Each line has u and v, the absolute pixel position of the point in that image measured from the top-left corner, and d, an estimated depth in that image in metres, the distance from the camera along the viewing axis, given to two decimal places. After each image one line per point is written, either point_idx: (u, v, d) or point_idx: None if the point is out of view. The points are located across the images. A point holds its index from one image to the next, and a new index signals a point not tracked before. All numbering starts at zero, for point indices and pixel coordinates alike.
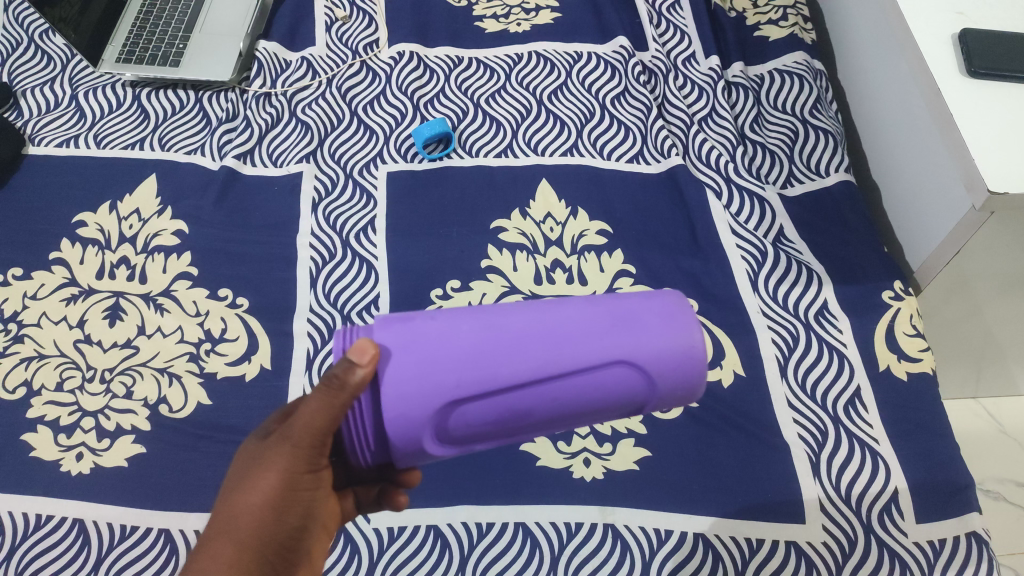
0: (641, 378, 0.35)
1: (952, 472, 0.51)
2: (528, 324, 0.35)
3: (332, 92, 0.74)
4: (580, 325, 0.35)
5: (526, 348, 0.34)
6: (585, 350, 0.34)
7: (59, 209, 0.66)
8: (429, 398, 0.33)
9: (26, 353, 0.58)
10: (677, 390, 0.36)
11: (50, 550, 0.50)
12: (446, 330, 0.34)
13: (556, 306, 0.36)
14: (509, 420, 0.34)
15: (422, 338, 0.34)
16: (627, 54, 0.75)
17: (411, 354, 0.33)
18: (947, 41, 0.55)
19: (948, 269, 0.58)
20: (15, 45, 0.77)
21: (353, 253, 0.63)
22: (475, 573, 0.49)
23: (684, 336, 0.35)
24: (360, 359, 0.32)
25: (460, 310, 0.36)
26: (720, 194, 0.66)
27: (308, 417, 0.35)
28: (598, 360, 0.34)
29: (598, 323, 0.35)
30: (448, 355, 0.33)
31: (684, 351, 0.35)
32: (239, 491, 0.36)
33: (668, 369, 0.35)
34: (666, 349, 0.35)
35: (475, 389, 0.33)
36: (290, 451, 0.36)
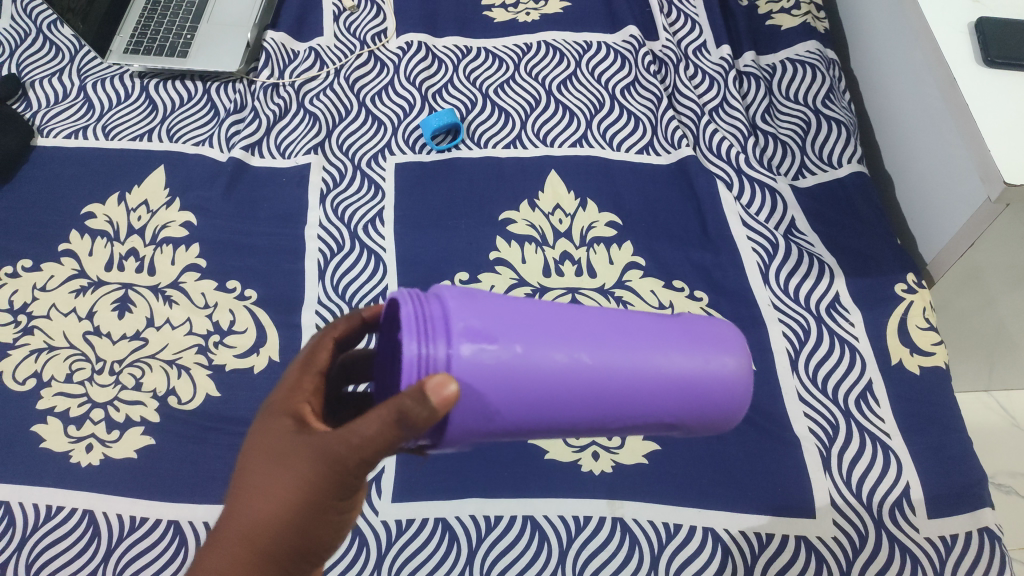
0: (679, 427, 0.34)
1: (964, 467, 0.51)
2: (606, 356, 0.32)
3: (339, 82, 0.73)
4: (654, 375, 0.32)
5: (591, 396, 0.32)
6: (645, 406, 0.32)
7: (68, 201, 0.66)
8: (492, 408, 0.31)
9: (36, 345, 0.58)
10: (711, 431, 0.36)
11: (61, 541, 0.50)
12: (517, 321, 0.32)
13: (632, 331, 0.33)
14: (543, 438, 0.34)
15: (494, 322, 0.32)
16: (637, 43, 0.74)
17: (480, 386, 0.30)
18: (964, 30, 0.54)
19: (962, 261, 0.57)
20: (24, 35, 0.77)
21: (361, 245, 0.63)
22: (483, 566, 0.49)
23: (739, 399, 0.34)
24: (438, 400, 0.29)
25: (536, 325, 0.32)
26: (731, 185, 0.65)
27: (349, 434, 0.33)
28: (653, 416, 0.33)
29: (662, 335, 0.33)
30: (523, 366, 0.31)
31: (736, 406, 0.34)
32: (257, 488, 0.35)
33: (725, 392, 0.33)
34: (728, 372, 0.33)
35: (538, 382, 0.31)
36: (318, 467, 0.34)
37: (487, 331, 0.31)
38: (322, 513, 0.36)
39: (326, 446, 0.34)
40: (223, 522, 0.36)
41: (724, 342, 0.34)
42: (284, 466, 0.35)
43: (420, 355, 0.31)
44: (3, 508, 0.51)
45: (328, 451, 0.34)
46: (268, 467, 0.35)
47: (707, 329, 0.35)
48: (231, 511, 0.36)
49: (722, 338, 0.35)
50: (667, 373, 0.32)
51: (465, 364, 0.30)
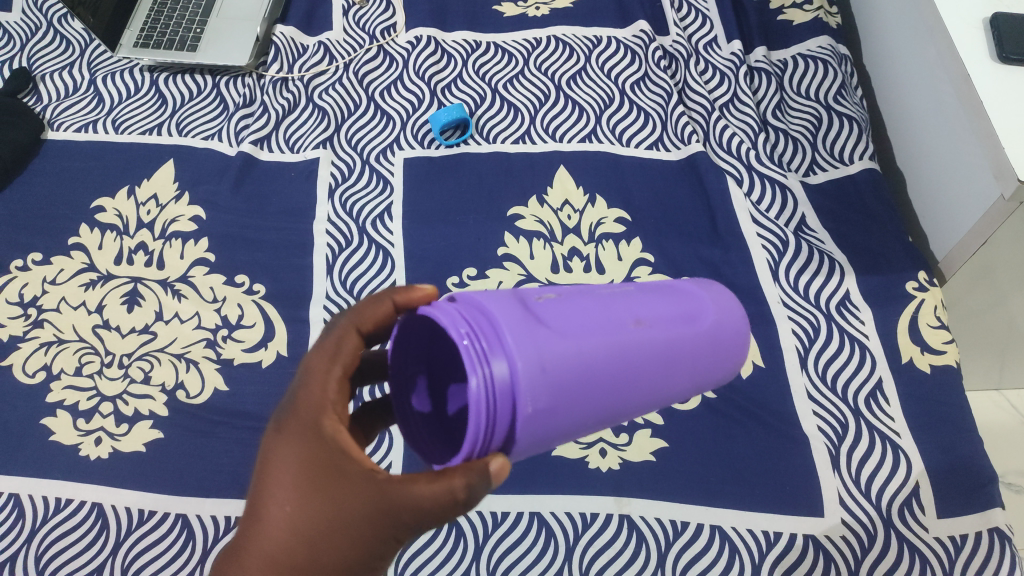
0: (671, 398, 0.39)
1: (975, 466, 0.50)
2: (653, 331, 0.34)
3: (348, 77, 0.73)
4: (687, 361, 0.36)
5: (624, 416, 0.34)
6: (661, 404, 0.36)
7: (78, 195, 0.66)
8: (566, 409, 0.30)
9: (46, 338, 0.58)
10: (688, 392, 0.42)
11: (70, 534, 0.50)
12: (568, 316, 0.32)
13: (660, 308, 0.36)
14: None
15: (550, 323, 0.31)
16: (647, 38, 0.73)
17: (541, 444, 0.31)
18: (979, 25, 0.53)
19: (974, 259, 0.57)
20: (34, 29, 0.77)
21: (370, 240, 0.63)
22: (490, 562, 0.49)
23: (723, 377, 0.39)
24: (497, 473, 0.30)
25: (593, 324, 0.32)
26: (741, 181, 0.65)
27: (414, 497, 0.33)
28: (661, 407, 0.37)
29: (680, 308, 0.37)
30: (593, 356, 0.31)
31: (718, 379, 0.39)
32: (303, 527, 0.35)
33: (730, 347, 0.38)
34: (730, 331, 0.39)
35: (608, 367, 0.32)
36: (376, 527, 0.34)
37: (553, 401, 0.29)
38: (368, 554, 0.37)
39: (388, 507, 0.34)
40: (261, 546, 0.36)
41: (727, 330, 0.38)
42: (335, 512, 0.35)
43: (485, 378, 0.28)
44: (13, 500, 0.52)
45: (391, 514, 0.34)
46: (315, 507, 0.35)
47: (714, 318, 0.38)
48: (270, 537, 0.36)
49: (727, 325, 0.38)
50: (685, 377, 0.36)
51: (530, 436, 0.30)
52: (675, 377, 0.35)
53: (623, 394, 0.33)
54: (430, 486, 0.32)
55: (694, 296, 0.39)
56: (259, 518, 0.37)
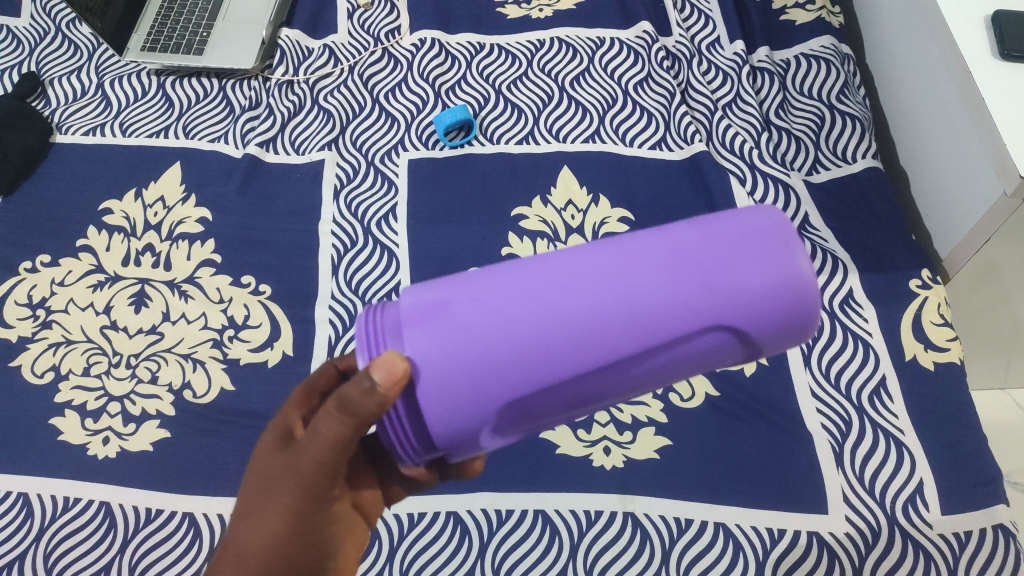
0: (736, 337, 0.30)
1: (979, 463, 0.50)
2: (595, 321, 0.28)
3: (353, 79, 0.74)
4: (665, 348, 0.29)
5: (587, 322, 0.28)
6: (666, 369, 0.30)
7: (86, 197, 0.66)
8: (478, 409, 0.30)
9: (54, 339, 0.59)
10: (782, 338, 0.30)
11: (78, 533, 0.51)
12: (484, 302, 0.29)
13: (636, 277, 0.29)
14: (575, 403, 0.31)
15: (455, 315, 0.29)
16: (650, 39, 0.74)
17: (463, 393, 0.29)
18: (981, 23, 0.53)
19: (978, 257, 0.57)
20: (43, 34, 0.78)
21: (374, 240, 0.64)
22: (494, 559, 0.49)
23: (786, 279, 0.29)
24: (385, 379, 0.28)
25: (509, 314, 0.29)
26: (744, 180, 0.65)
27: (315, 441, 0.34)
28: (682, 362, 0.30)
29: (677, 271, 0.29)
30: (496, 356, 0.29)
31: (782, 283, 0.29)
32: (252, 514, 0.36)
33: (763, 317, 0.29)
34: (761, 293, 0.29)
35: (523, 368, 0.29)
36: (297, 486, 0.35)
37: (439, 298, 0.30)
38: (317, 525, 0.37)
39: (301, 463, 0.35)
40: (226, 544, 0.37)
41: (743, 215, 0.30)
42: (270, 488, 0.36)
43: None
44: (22, 499, 0.52)
45: (304, 467, 0.35)
46: (255, 492, 0.37)
47: (732, 222, 0.30)
48: (237, 538, 0.37)
49: (758, 289, 0.28)
50: (672, 269, 0.29)
51: (428, 376, 0.29)
52: (649, 278, 0.29)
53: (552, 286, 0.29)
54: (325, 424, 0.34)
55: (716, 215, 0.31)
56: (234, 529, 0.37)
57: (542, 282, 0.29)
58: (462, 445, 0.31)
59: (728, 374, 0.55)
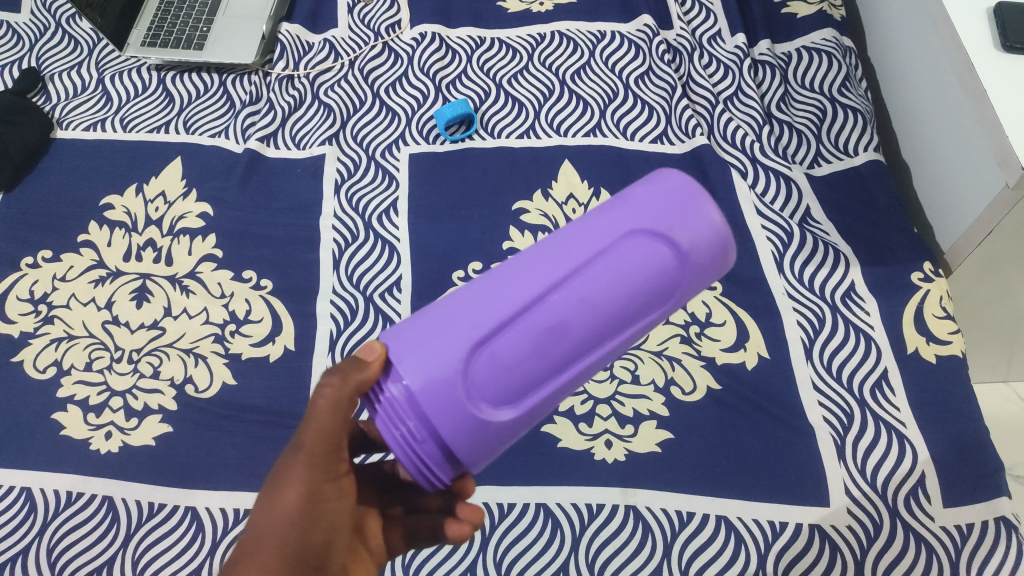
0: (666, 245, 0.32)
1: (980, 456, 0.50)
2: (535, 270, 0.32)
3: (354, 73, 0.74)
4: (613, 275, 0.32)
5: (524, 266, 0.33)
6: (631, 302, 0.32)
7: (87, 193, 0.66)
8: (460, 370, 0.31)
9: (56, 334, 0.59)
10: (711, 241, 0.33)
11: (80, 528, 0.51)
12: (443, 301, 0.33)
13: (561, 240, 0.33)
14: (550, 348, 0.31)
15: (421, 317, 0.33)
16: (651, 32, 0.73)
17: (445, 359, 0.31)
18: (982, 14, 0.53)
19: (980, 249, 0.57)
20: (43, 30, 0.78)
21: (375, 235, 0.64)
22: (496, 553, 0.50)
23: (677, 193, 0.33)
24: (374, 359, 0.32)
25: (465, 296, 0.32)
26: (746, 174, 0.65)
27: (317, 418, 0.35)
28: (642, 287, 0.32)
29: (594, 225, 0.33)
30: (460, 319, 0.31)
31: (680, 200, 0.33)
32: (264, 504, 0.35)
33: (679, 223, 0.33)
34: (665, 208, 0.33)
35: (487, 321, 0.31)
36: (306, 460, 0.36)
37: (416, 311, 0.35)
38: (325, 513, 0.36)
39: (307, 439, 0.36)
40: (238, 544, 0.35)
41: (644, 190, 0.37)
42: (280, 474, 0.36)
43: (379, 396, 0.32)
44: (25, 493, 0.52)
45: (310, 443, 0.36)
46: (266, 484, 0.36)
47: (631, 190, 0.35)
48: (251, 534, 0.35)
49: (659, 205, 0.33)
50: (587, 224, 0.33)
51: (408, 358, 0.31)
52: (573, 237, 0.33)
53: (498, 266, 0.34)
54: (320, 403, 0.35)
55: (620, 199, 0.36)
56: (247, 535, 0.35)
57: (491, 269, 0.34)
58: (471, 431, 0.31)
59: (729, 367, 0.55)
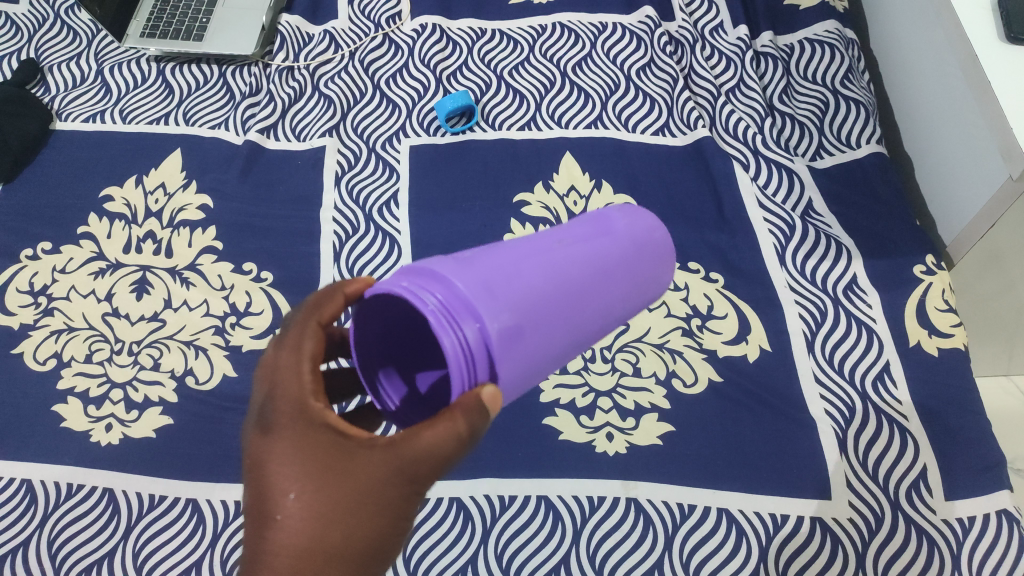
0: (649, 288, 0.39)
1: (981, 449, 0.50)
2: (589, 274, 0.35)
3: (354, 65, 0.73)
4: (626, 298, 0.37)
5: (578, 268, 0.34)
6: (618, 323, 0.37)
7: (86, 184, 0.66)
8: (528, 355, 0.32)
9: (56, 326, 0.58)
10: (660, 291, 0.41)
11: (80, 520, 0.51)
12: (511, 265, 0.32)
13: (596, 247, 0.36)
14: (571, 350, 0.35)
15: (499, 276, 0.31)
16: (653, 24, 0.73)
17: (527, 340, 0.31)
18: (987, 6, 0.53)
19: (982, 243, 0.57)
20: (42, 20, 0.78)
21: (376, 227, 0.63)
22: (497, 546, 0.49)
23: (663, 243, 0.40)
24: (494, 409, 0.30)
25: (534, 274, 0.33)
26: (748, 166, 0.65)
27: (412, 446, 0.33)
28: (627, 313, 0.38)
29: (619, 244, 0.37)
30: (540, 301, 0.32)
31: (664, 250, 0.40)
32: (312, 506, 0.35)
33: (662, 271, 0.39)
34: (658, 254, 0.39)
35: (558, 312, 0.33)
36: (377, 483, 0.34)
37: (517, 323, 0.31)
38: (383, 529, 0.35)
39: (390, 461, 0.34)
40: (281, 543, 0.34)
41: (644, 223, 0.40)
42: (342, 482, 0.34)
43: (456, 344, 0.29)
44: (25, 485, 0.52)
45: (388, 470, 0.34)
46: (321, 484, 0.35)
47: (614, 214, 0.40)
48: (289, 527, 0.35)
49: (654, 249, 0.39)
50: (612, 240, 0.37)
51: (504, 329, 0.30)
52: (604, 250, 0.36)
53: (555, 259, 0.34)
54: (426, 437, 0.32)
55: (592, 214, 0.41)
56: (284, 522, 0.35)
57: (552, 263, 0.34)
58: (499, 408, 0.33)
59: (730, 361, 0.55)
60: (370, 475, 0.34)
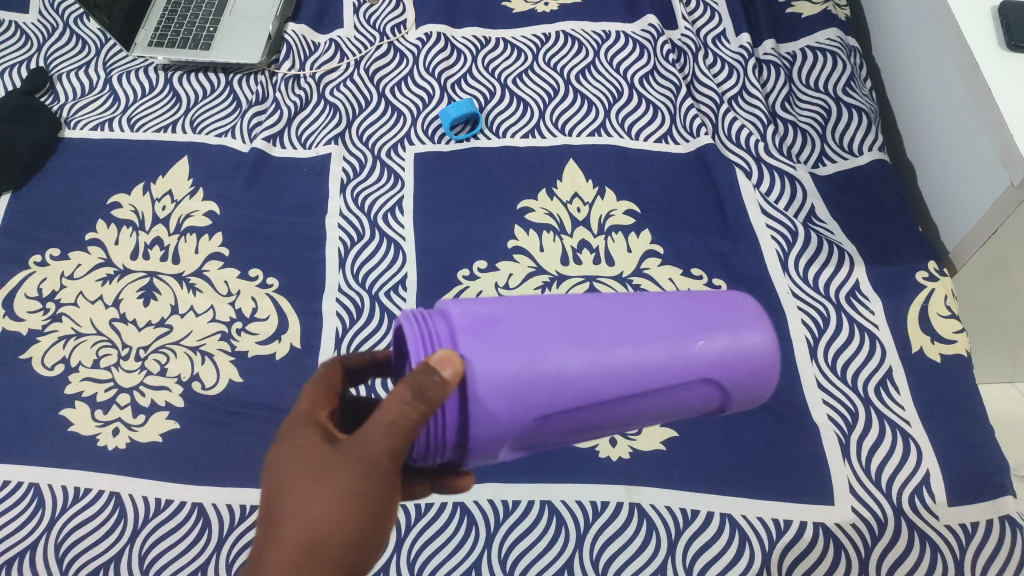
0: (721, 350, 0.34)
1: (984, 455, 0.51)
2: (610, 315, 0.34)
3: (359, 73, 0.74)
4: (673, 346, 0.33)
5: (599, 310, 0.34)
6: (674, 380, 0.33)
7: (94, 191, 0.67)
8: (512, 369, 0.31)
9: (64, 331, 0.59)
10: (758, 367, 0.35)
11: (88, 523, 0.51)
12: (519, 301, 0.35)
13: (637, 302, 0.35)
14: (589, 385, 0.32)
15: (496, 304, 0.34)
16: (655, 32, 0.73)
17: (505, 351, 0.31)
18: (987, 14, 0.53)
19: (984, 250, 0.57)
20: (51, 30, 0.79)
21: (381, 234, 0.64)
22: (501, 550, 0.50)
23: (747, 311, 0.36)
24: (451, 377, 0.30)
25: (540, 306, 0.34)
26: (750, 173, 0.65)
27: (376, 434, 0.33)
28: (688, 371, 0.33)
29: (670, 302, 0.35)
30: (531, 322, 0.33)
31: (749, 316, 0.35)
32: (304, 505, 0.35)
33: (744, 335, 0.34)
34: (737, 316, 0.35)
35: (553, 335, 0.32)
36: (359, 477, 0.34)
37: (490, 314, 0.33)
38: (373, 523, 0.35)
39: (366, 456, 0.34)
40: (280, 539, 0.35)
41: (723, 297, 0.36)
42: (330, 478, 0.35)
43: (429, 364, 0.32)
44: (33, 489, 0.53)
45: (366, 461, 0.34)
46: (311, 482, 0.35)
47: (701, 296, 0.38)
48: (288, 524, 0.35)
49: (733, 314, 0.35)
50: (664, 301, 0.35)
51: (475, 339, 0.32)
52: (648, 306, 0.35)
53: (573, 302, 0.35)
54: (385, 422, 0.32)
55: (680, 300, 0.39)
56: (283, 520, 0.36)
57: (567, 303, 0.34)
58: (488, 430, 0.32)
59: None
60: (352, 469, 0.34)
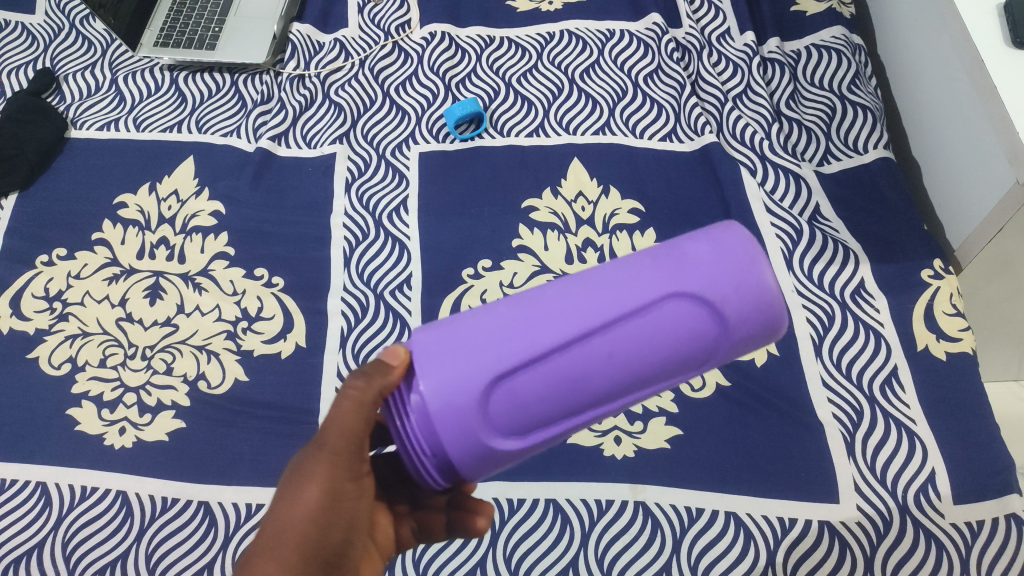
0: (677, 271, 0.31)
1: (991, 454, 0.50)
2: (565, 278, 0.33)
3: (364, 73, 0.74)
4: (621, 282, 0.31)
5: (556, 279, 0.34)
6: (632, 311, 0.31)
7: (101, 191, 0.67)
8: (456, 340, 0.31)
9: (71, 331, 0.59)
10: (733, 279, 0.31)
11: (95, 521, 0.51)
12: None
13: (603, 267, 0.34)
14: (535, 335, 0.31)
15: None
16: (660, 30, 0.73)
17: (449, 329, 0.32)
18: (992, 11, 0.53)
19: (990, 247, 0.57)
20: (57, 30, 0.79)
21: (386, 233, 0.64)
22: (506, 549, 0.50)
23: (718, 232, 0.32)
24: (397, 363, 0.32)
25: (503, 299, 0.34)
26: (755, 171, 0.65)
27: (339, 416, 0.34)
28: (644, 299, 0.31)
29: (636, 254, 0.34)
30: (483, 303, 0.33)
31: (715, 235, 0.32)
32: (283, 501, 0.34)
33: (705, 253, 0.31)
34: (701, 240, 0.32)
35: (499, 304, 0.32)
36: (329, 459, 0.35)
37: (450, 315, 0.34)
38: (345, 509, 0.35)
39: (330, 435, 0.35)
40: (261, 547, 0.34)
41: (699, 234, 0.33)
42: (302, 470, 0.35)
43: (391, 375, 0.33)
44: (40, 488, 0.53)
45: (334, 440, 0.35)
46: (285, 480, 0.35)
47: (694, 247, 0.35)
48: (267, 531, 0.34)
49: (697, 242, 0.32)
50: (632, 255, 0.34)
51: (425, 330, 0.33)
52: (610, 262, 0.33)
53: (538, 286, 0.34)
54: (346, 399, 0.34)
55: None
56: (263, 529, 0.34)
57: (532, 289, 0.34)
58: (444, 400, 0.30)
59: (739, 364, 0.55)
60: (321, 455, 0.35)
